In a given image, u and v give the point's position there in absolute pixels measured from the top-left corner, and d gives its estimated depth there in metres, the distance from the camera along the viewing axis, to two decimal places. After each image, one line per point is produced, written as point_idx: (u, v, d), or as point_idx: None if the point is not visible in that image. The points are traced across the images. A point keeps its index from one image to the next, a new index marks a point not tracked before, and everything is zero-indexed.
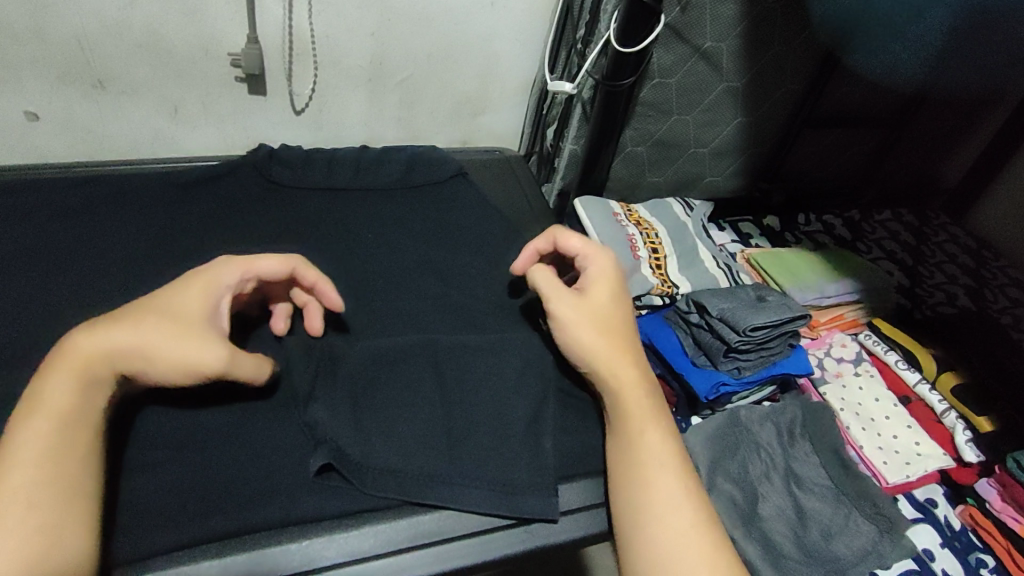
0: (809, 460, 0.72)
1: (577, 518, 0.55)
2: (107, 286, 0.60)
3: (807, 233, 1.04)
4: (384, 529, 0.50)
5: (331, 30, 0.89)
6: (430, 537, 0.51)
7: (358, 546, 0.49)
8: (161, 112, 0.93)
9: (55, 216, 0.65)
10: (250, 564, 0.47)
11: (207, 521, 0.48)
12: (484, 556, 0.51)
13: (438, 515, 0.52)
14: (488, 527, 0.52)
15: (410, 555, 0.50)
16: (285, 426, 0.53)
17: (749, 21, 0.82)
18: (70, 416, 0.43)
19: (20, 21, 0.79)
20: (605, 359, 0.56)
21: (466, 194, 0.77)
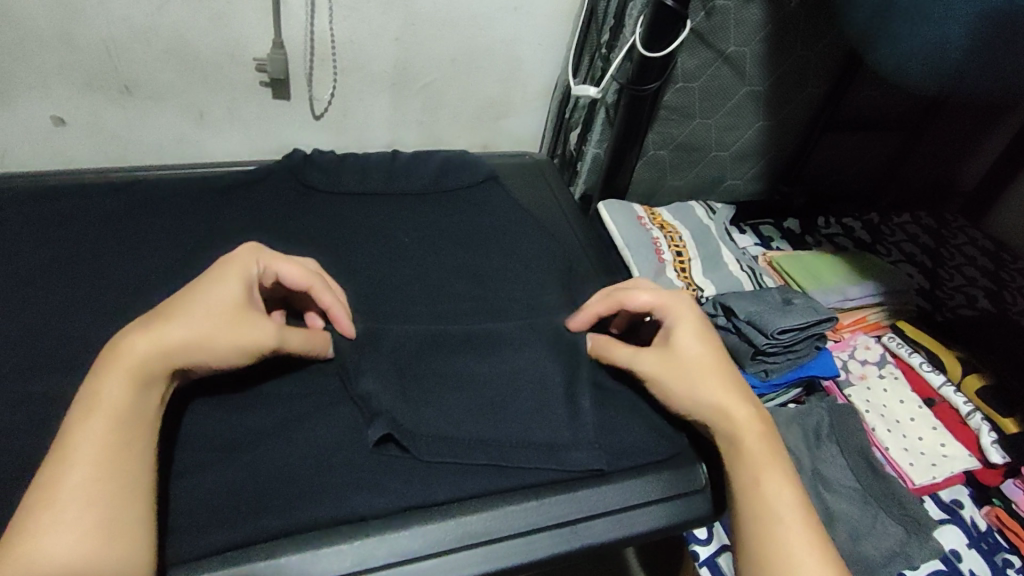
0: (836, 462, 0.73)
1: (617, 519, 0.55)
2: (148, 290, 0.61)
3: (827, 236, 1.05)
4: (434, 528, 0.51)
5: (356, 35, 0.90)
6: (478, 536, 0.52)
7: (409, 546, 0.50)
8: (186, 117, 0.94)
9: (95, 220, 0.66)
10: (306, 563, 0.48)
11: (254, 520, 0.48)
12: (528, 556, 0.52)
13: (484, 515, 0.52)
14: (533, 528, 0.53)
15: (461, 553, 0.51)
16: (329, 427, 0.54)
17: (773, 25, 0.83)
18: (126, 414, 0.44)
19: (52, 28, 0.80)
20: (713, 397, 0.56)
21: (495, 199, 0.78)
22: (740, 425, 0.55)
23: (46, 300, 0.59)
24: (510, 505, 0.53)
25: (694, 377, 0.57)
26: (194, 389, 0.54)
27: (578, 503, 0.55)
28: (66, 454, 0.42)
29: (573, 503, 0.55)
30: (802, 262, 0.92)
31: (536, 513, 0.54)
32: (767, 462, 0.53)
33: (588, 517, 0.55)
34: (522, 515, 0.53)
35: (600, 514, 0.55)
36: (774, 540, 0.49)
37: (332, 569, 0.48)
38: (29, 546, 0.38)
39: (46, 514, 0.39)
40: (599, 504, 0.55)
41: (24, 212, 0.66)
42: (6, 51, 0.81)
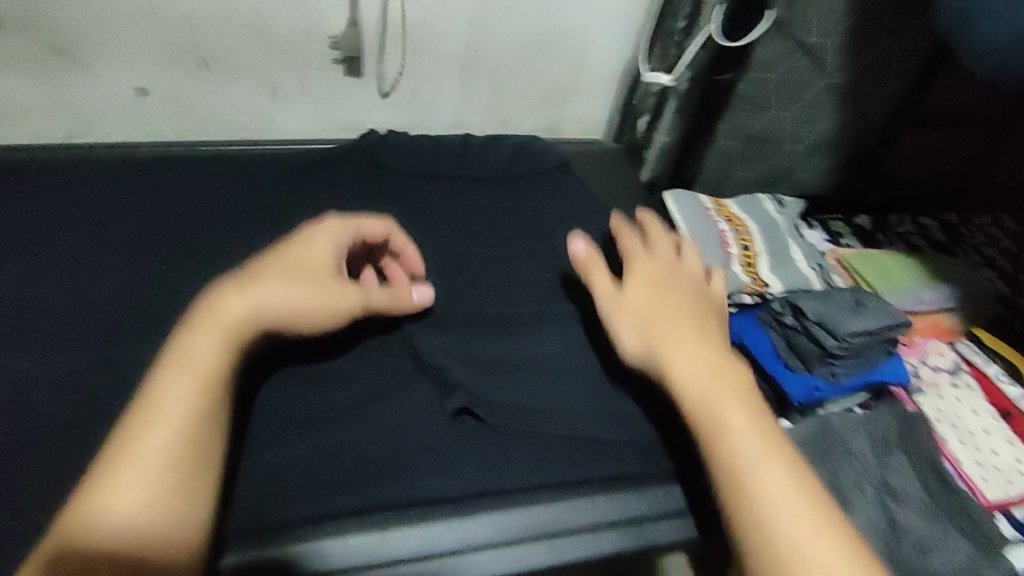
0: (903, 472, 0.70)
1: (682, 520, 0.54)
2: (231, 264, 0.63)
3: (901, 236, 0.99)
4: (501, 516, 0.51)
5: (429, 16, 0.90)
6: (545, 527, 0.51)
7: (477, 534, 0.49)
8: (260, 92, 0.96)
9: (180, 193, 0.69)
10: (378, 543, 0.48)
11: (334, 495, 0.50)
12: (596, 550, 0.52)
13: (551, 506, 0.52)
14: (598, 522, 0.52)
15: (527, 544, 0.50)
16: (404, 409, 0.55)
17: (861, 13, 0.79)
18: (213, 376, 0.45)
19: (140, 1, 0.83)
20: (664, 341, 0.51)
21: (565, 188, 0.78)
22: (691, 383, 0.49)
23: (133, 269, 0.61)
24: (575, 499, 0.52)
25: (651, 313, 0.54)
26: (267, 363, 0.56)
27: (643, 502, 0.54)
28: (149, 407, 0.42)
29: (638, 502, 0.54)
30: (873, 261, 0.88)
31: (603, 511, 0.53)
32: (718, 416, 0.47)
33: (654, 518, 0.54)
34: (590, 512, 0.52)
35: (667, 514, 0.54)
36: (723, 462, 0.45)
37: (402, 551, 0.48)
38: (102, 502, 0.39)
39: (122, 467, 0.40)
40: (664, 505, 0.54)
41: (116, 182, 0.69)
42: (97, 23, 0.85)
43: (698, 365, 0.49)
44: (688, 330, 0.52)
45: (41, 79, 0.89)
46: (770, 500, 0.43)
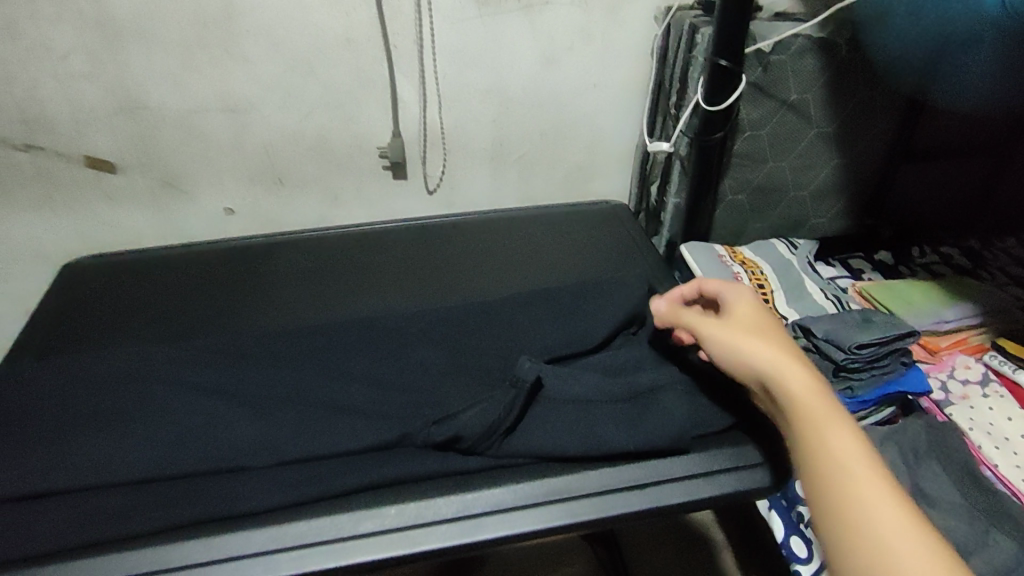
0: (938, 479, 0.71)
1: (684, 486, 0.64)
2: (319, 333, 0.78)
3: (924, 266, 1.02)
4: (522, 486, 0.63)
5: (459, 120, 1.07)
6: (560, 492, 0.62)
7: (503, 498, 0.62)
8: (324, 202, 1.14)
9: (288, 281, 0.92)
10: (420, 509, 0.61)
11: (381, 469, 0.63)
12: (604, 512, 0.62)
13: (565, 476, 0.64)
14: (606, 489, 0.63)
15: (549, 508, 0.62)
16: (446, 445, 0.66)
17: (830, 72, 0.91)
18: None
19: (231, 137, 1.04)
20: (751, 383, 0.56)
21: (572, 256, 0.96)
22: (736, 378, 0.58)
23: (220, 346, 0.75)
24: (588, 471, 0.64)
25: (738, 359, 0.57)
26: (357, 371, 0.71)
27: (650, 470, 0.64)
28: None
29: (646, 470, 0.64)
30: (890, 288, 0.92)
31: (610, 478, 0.64)
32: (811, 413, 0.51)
33: (658, 483, 0.64)
34: (602, 478, 0.64)
35: (681, 477, 0.64)
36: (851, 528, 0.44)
37: (439, 514, 0.61)
38: None
39: None
40: (676, 471, 0.64)
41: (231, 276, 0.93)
42: (194, 157, 1.05)
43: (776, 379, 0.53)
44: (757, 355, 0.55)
45: (152, 207, 1.09)
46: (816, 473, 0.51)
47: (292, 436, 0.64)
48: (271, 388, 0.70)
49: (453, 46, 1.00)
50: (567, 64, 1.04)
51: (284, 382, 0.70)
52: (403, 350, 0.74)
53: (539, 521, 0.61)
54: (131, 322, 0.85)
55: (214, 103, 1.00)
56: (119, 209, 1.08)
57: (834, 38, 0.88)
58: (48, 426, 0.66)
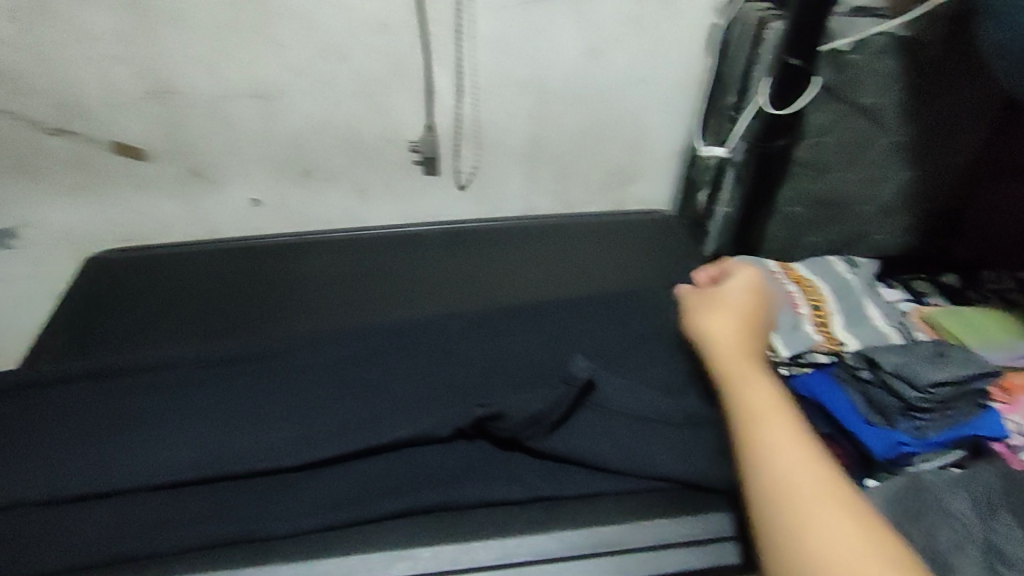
0: (1014, 535, 0.62)
1: (708, 550, 0.59)
2: (346, 347, 0.74)
3: (995, 290, 0.93)
4: (534, 537, 0.58)
5: (495, 115, 1.02)
6: (575, 548, 0.58)
7: (512, 551, 0.57)
8: (352, 194, 1.08)
9: (313, 287, 0.88)
10: (458, 553, 0.57)
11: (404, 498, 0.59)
12: (620, 572, 0.57)
13: (583, 530, 0.59)
14: (626, 546, 0.58)
15: (575, 562, 0.57)
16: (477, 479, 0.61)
17: (911, 74, 0.83)
18: None
19: (259, 126, 0.99)
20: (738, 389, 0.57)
21: (611, 269, 0.90)
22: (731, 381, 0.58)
23: (248, 360, 0.73)
24: (609, 524, 0.59)
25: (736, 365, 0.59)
26: (384, 394, 0.68)
27: (672, 529, 0.60)
28: None
29: (668, 528, 0.60)
30: (960, 316, 0.84)
31: (666, 529, 0.60)
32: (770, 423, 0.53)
33: (681, 545, 0.59)
34: (655, 530, 0.59)
35: (707, 540, 0.59)
36: (796, 526, 0.46)
37: (477, 560, 0.56)
38: None
39: None
40: (702, 532, 0.60)
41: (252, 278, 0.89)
42: (225, 148, 1.01)
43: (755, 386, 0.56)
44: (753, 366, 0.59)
45: (176, 196, 1.04)
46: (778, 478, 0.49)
47: (339, 453, 0.62)
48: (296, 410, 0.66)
49: (492, 35, 0.94)
50: (613, 57, 0.98)
51: (308, 404, 0.67)
52: (433, 372, 0.71)
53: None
54: (149, 323, 0.81)
55: (245, 90, 0.96)
56: (142, 198, 1.04)
57: (921, 36, 0.81)
58: (66, 443, 0.63)
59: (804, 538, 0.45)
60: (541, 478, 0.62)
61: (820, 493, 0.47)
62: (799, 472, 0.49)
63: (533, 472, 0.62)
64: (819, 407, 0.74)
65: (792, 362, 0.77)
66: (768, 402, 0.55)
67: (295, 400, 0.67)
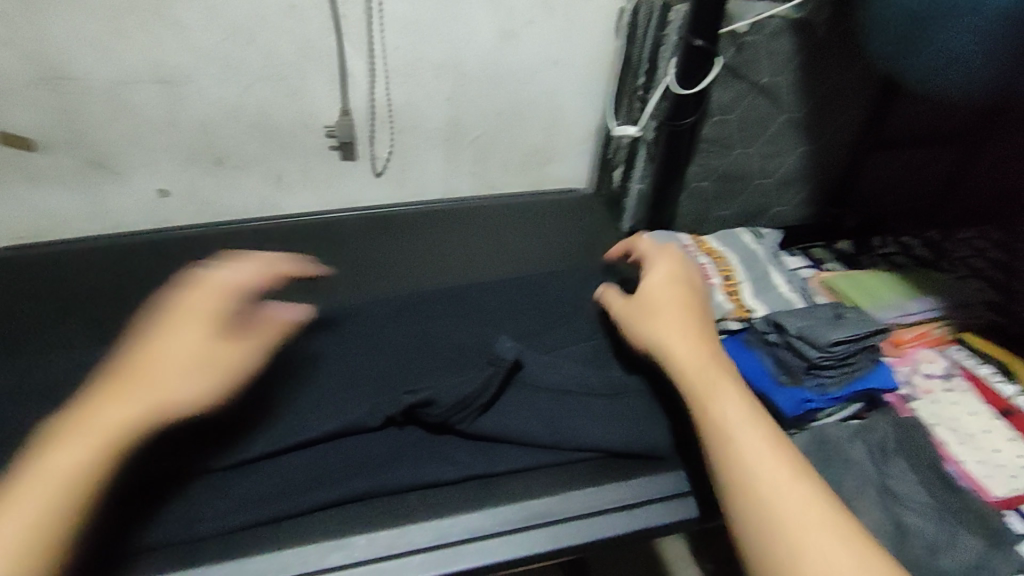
0: (906, 477, 0.70)
1: (630, 514, 0.60)
2: (266, 341, 0.72)
3: (884, 255, 1.00)
4: (454, 520, 0.58)
5: (412, 98, 1.00)
6: (497, 527, 0.58)
7: (432, 534, 0.57)
8: (267, 182, 1.05)
9: (224, 278, 0.83)
10: (393, 538, 0.56)
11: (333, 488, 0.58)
12: (545, 545, 0.57)
13: (504, 508, 0.59)
14: (549, 520, 0.59)
15: (498, 541, 0.57)
16: (403, 461, 0.61)
17: (804, 53, 0.87)
18: None
19: (161, 114, 0.93)
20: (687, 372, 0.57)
21: (533, 249, 0.91)
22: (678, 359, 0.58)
23: None
24: (530, 500, 0.60)
25: (677, 342, 0.59)
26: (307, 381, 0.67)
27: (593, 498, 0.60)
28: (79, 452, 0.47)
29: (589, 498, 0.60)
30: (856, 280, 0.91)
31: (586, 499, 0.60)
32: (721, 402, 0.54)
33: (603, 512, 0.60)
34: (583, 499, 0.60)
35: (629, 504, 0.61)
36: (773, 519, 0.47)
37: (415, 543, 0.56)
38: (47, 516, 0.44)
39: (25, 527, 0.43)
40: (623, 497, 0.61)
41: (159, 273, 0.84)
42: (123, 136, 0.94)
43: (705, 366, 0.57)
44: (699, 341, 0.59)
45: (71, 188, 0.97)
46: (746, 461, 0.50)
47: (259, 447, 0.60)
48: None
49: (406, 17, 0.92)
50: (527, 39, 0.98)
51: None
52: (354, 358, 0.70)
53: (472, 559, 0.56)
54: (44, 325, 0.76)
55: (142, 75, 0.89)
56: (32, 193, 0.95)
57: (811, 17, 0.84)
58: None
59: (787, 531, 0.46)
60: (468, 455, 0.62)
61: (785, 478, 0.49)
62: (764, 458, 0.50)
63: (459, 450, 0.62)
64: None
65: None
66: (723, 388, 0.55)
67: None
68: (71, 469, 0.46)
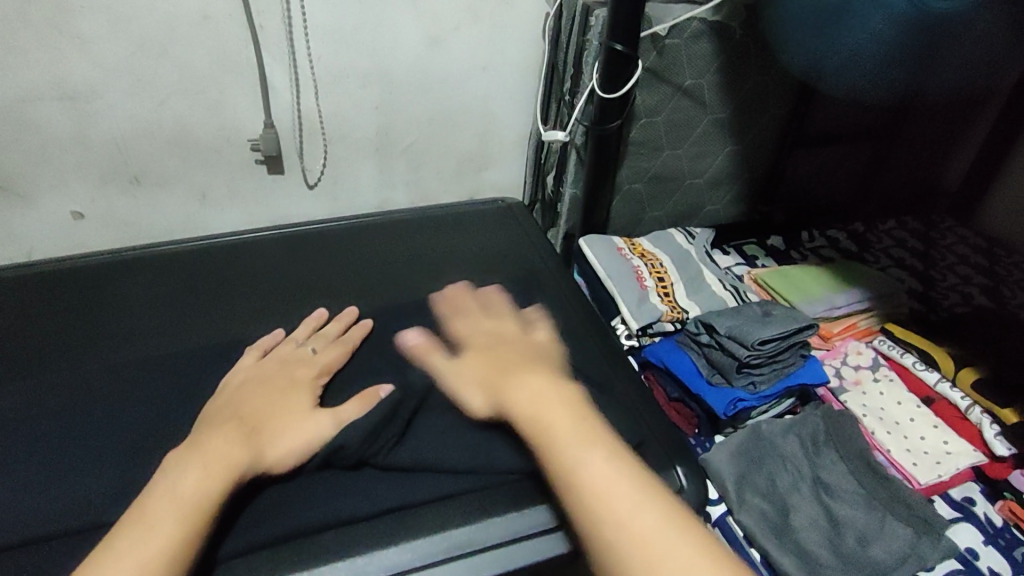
0: (836, 468, 0.72)
1: (568, 534, 0.58)
2: (187, 374, 0.69)
3: (812, 250, 1.05)
4: (378, 555, 0.55)
5: (341, 108, 0.97)
6: (423, 558, 0.55)
7: (354, 571, 0.54)
8: (190, 200, 1.00)
9: (140, 304, 0.78)
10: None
11: (254, 527, 0.55)
12: (472, 574, 0.55)
13: (434, 537, 0.56)
14: (480, 546, 0.56)
15: (423, 574, 0.55)
16: (331, 492, 0.58)
17: (725, 56, 0.88)
18: None
19: (70, 131, 0.87)
20: (535, 414, 0.54)
21: (468, 260, 0.90)
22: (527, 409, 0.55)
23: (63, 401, 0.65)
24: (463, 525, 0.57)
25: (546, 402, 0.54)
26: None
27: (531, 519, 0.58)
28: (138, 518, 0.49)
29: (526, 520, 0.58)
30: (785, 276, 0.93)
31: (525, 521, 0.58)
32: (579, 446, 0.50)
33: (540, 533, 0.58)
34: (520, 520, 0.58)
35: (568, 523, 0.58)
36: (642, 556, 0.42)
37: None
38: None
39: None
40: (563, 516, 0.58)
41: (67, 302, 0.78)
42: (24, 157, 0.87)
43: (540, 410, 0.54)
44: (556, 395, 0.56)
45: None
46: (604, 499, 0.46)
47: None
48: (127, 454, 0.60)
49: (327, 25, 0.89)
50: (455, 45, 0.96)
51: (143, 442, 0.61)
52: None
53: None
54: None
55: (43, 92, 0.83)
56: None
57: (727, 20, 0.86)
58: None
59: (662, 566, 0.42)
60: (401, 479, 0.60)
61: (649, 511, 0.45)
62: (620, 491, 0.46)
63: (391, 473, 0.60)
64: (670, 374, 0.79)
65: (640, 333, 0.82)
66: (563, 427, 0.52)
67: (125, 438, 0.61)
68: (193, 504, 0.50)
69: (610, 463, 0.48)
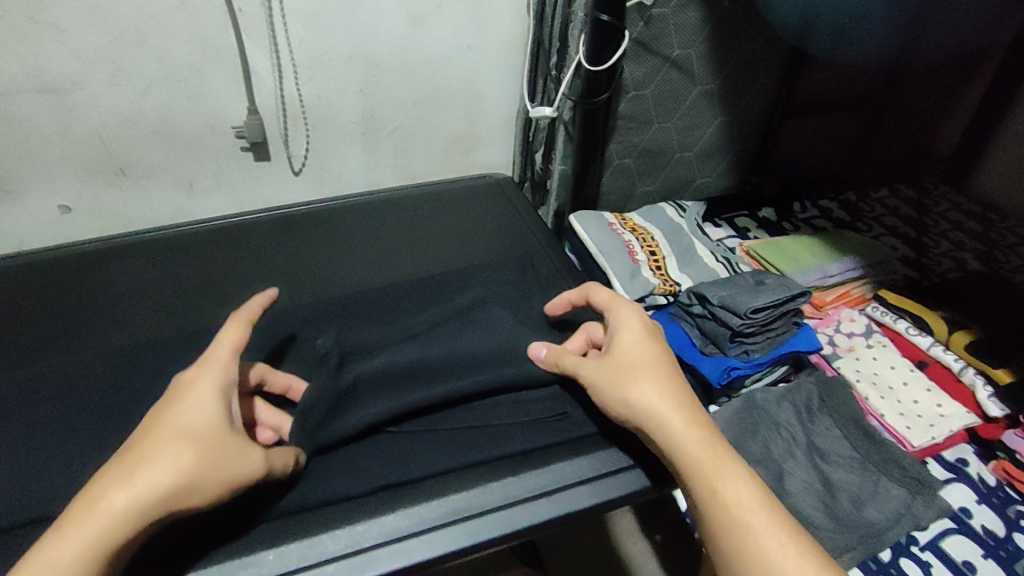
0: (831, 433, 0.74)
1: (554, 499, 0.59)
2: (177, 356, 0.69)
3: (805, 220, 1.09)
4: (379, 523, 0.55)
5: (324, 93, 0.97)
6: (426, 523, 0.55)
7: (360, 538, 0.54)
8: (178, 189, 0.99)
9: (127, 291, 0.78)
10: (302, 551, 0.53)
11: (251, 505, 0.55)
12: (466, 540, 0.55)
13: (431, 506, 0.57)
14: (476, 511, 0.57)
15: (424, 539, 0.55)
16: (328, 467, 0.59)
17: (712, 24, 0.88)
18: None
19: (50, 126, 0.86)
20: (648, 405, 0.55)
21: (459, 238, 0.90)
22: (654, 404, 0.55)
23: (54, 389, 0.65)
24: (458, 494, 0.58)
25: (635, 382, 0.56)
26: None
27: (523, 485, 0.59)
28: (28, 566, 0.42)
29: (520, 485, 0.59)
30: (778, 247, 0.94)
31: (513, 487, 0.59)
32: (692, 451, 0.53)
33: (530, 500, 0.58)
34: (506, 490, 0.59)
35: (560, 487, 0.59)
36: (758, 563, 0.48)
37: (327, 554, 0.53)
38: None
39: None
40: (556, 481, 0.60)
41: (54, 293, 0.77)
42: (6, 154, 0.86)
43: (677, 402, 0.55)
44: (664, 379, 0.57)
45: None
46: (727, 508, 0.50)
47: None
48: (122, 438, 0.60)
49: (307, 8, 0.87)
50: (438, 24, 0.95)
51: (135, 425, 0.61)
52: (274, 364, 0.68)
53: (400, 562, 0.53)
54: None
55: (22, 84, 0.81)
56: None
57: None
58: None
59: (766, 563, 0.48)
60: (394, 451, 0.61)
61: (771, 520, 0.50)
62: (744, 497, 0.51)
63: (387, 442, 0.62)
64: None
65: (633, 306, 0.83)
66: (684, 425, 0.54)
67: (120, 423, 0.61)
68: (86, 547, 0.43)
69: (731, 462, 0.53)
